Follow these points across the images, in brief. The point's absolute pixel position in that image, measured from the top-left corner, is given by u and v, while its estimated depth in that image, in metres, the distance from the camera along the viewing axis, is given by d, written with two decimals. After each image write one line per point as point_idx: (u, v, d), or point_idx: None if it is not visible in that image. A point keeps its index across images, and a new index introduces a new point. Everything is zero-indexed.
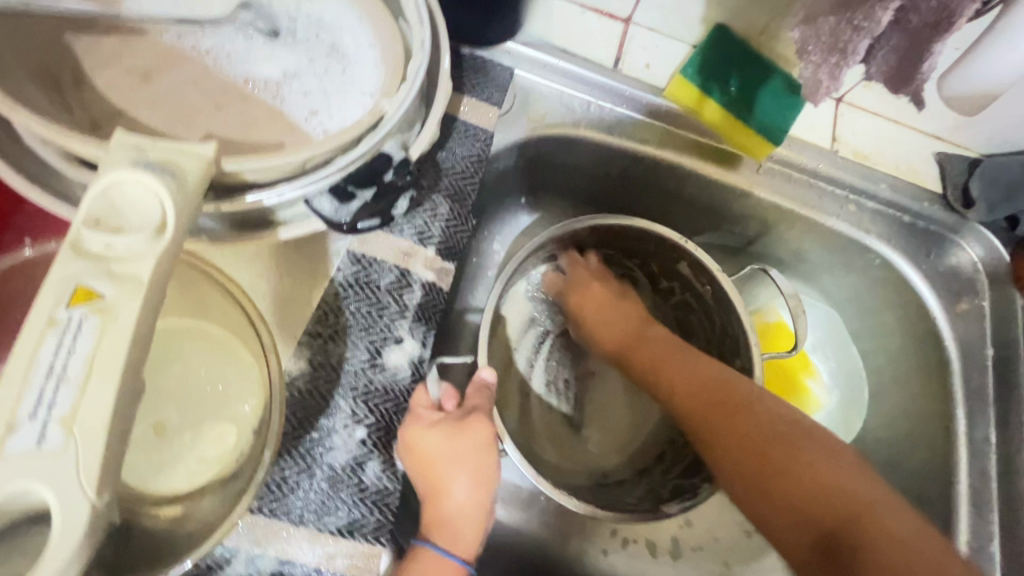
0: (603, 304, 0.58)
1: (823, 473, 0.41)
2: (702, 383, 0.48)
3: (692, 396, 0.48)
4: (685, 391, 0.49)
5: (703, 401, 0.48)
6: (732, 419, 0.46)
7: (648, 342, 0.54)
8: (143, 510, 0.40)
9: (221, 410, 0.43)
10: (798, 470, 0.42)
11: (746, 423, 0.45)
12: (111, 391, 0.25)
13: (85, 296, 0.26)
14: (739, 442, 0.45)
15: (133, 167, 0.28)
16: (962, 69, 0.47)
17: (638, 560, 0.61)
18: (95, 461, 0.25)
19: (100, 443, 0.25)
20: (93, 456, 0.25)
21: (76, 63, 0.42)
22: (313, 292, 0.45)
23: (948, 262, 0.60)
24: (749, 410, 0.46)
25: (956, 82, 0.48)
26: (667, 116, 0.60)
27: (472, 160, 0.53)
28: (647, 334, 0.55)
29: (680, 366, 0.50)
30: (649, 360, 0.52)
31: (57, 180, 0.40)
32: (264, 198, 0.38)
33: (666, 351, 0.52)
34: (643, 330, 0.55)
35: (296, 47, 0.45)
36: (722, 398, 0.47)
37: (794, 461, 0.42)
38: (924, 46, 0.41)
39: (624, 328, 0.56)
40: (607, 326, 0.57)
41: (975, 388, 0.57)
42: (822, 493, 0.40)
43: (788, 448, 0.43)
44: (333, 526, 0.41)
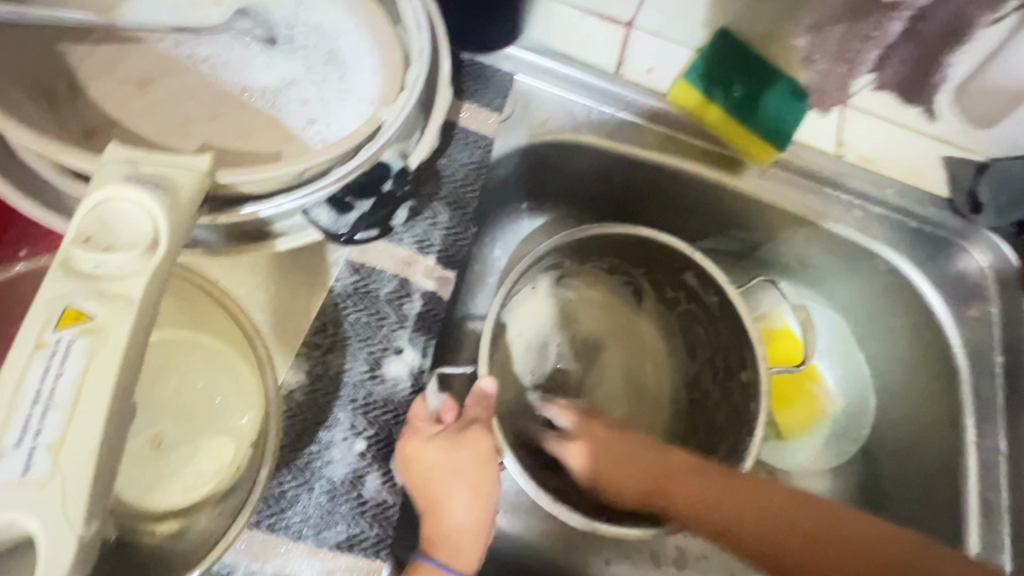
0: (615, 450, 0.50)
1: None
2: (780, 522, 0.43)
3: (781, 549, 0.42)
4: (752, 535, 0.43)
5: (790, 542, 0.42)
6: (849, 563, 0.40)
7: (690, 486, 0.46)
8: (141, 527, 0.39)
9: (219, 424, 0.42)
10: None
11: (854, 554, 0.41)
12: (100, 414, 0.25)
13: (73, 317, 0.26)
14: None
15: (124, 183, 0.28)
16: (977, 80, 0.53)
17: (642, 570, 0.61)
18: (80, 486, 0.24)
19: (88, 467, 0.24)
20: (79, 481, 0.24)
21: (71, 74, 0.41)
22: (312, 303, 0.45)
23: (955, 268, 0.59)
24: (848, 539, 0.41)
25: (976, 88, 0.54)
26: (670, 120, 0.59)
27: (472, 167, 0.52)
28: (681, 472, 0.47)
29: (748, 508, 0.44)
30: (705, 510, 0.45)
31: (50, 193, 0.39)
32: (259, 211, 0.38)
33: (721, 498, 0.45)
34: (669, 460, 0.48)
35: (294, 55, 0.44)
36: (810, 535, 0.42)
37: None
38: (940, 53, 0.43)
39: (647, 469, 0.49)
40: (627, 471, 0.49)
41: (983, 395, 0.56)
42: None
43: (908, 562, 0.40)
44: (332, 541, 0.41)
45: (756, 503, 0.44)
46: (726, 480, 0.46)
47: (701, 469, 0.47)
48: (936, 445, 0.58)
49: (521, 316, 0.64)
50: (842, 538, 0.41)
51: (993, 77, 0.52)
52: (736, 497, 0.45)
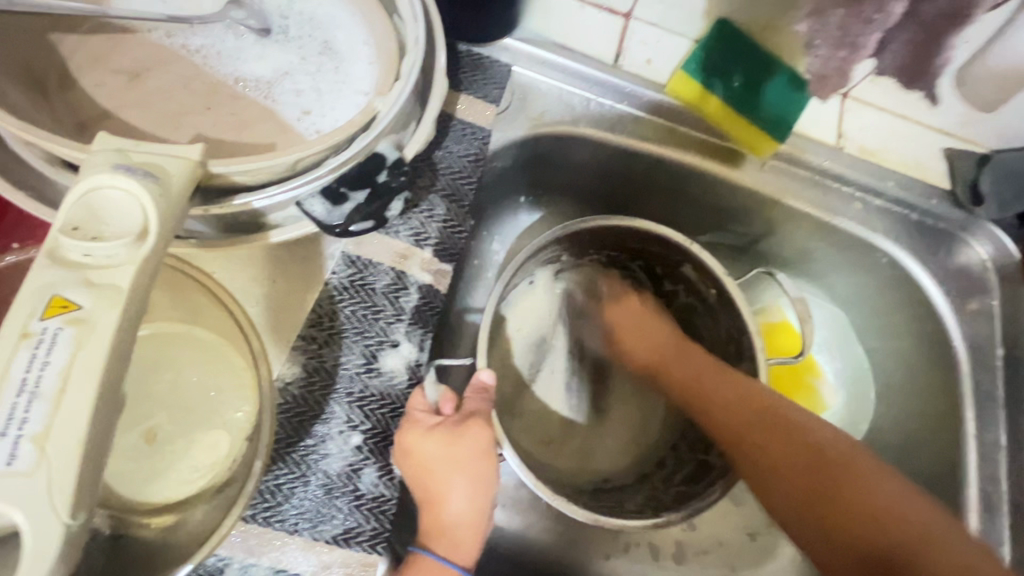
0: (636, 311, 0.61)
1: (869, 495, 0.43)
2: (753, 407, 0.50)
3: (734, 421, 0.50)
4: (721, 402, 0.51)
5: (749, 417, 0.49)
6: (782, 442, 0.47)
7: (682, 363, 0.55)
8: (135, 520, 0.39)
9: (213, 418, 0.42)
10: (857, 500, 0.43)
11: (787, 438, 0.47)
12: (86, 406, 0.25)
13: (60, 306, 0.25)
14: (795, 474, 0.46)
15: (113, 170, 0.27)
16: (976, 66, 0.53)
17: (641, 564, 0.60)
18: (68, 479, 0.24)
19: (75, 461, 0.24)
20: (65, 475, 0.24)
21: (63, 64, 0.41)
22: (308, 296, 0.45)
23: (956, 261, 0.59)
24: (793, 431, 0.47)
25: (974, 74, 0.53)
26: (670, 112, 0.58)
27: (470, 159, 0.52)
28: (681, 353, 0.56)
29: (720, 392, 0.51)
30: (687, 383, 0.54)
31: (43, 184, 0.39)
32: (253, 201, 0.38)
33: (701, 385, 0.53)
34: (675, 351, 0.57)
35: (289, 45, 0.44)
36: (767, 409, 0.49)
37: (852, 485, 0.43)
38: (934, 39, 0.46)
39: (659, 338, 0.58)
40: (640, 340, 0.59)
41: (984, 388, 0.56)
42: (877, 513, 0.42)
43: (837, 460, 0.45)
44: (328, 534, 0.40)
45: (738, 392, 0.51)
46: (712, 368, 0.54)
47: (694, 356, 0.55)
48: (936, 438, 0.58)
49: (519, 310, 0.63)
50: (786, 427, 0.47)
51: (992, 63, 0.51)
52: (721, 386, 0.52)
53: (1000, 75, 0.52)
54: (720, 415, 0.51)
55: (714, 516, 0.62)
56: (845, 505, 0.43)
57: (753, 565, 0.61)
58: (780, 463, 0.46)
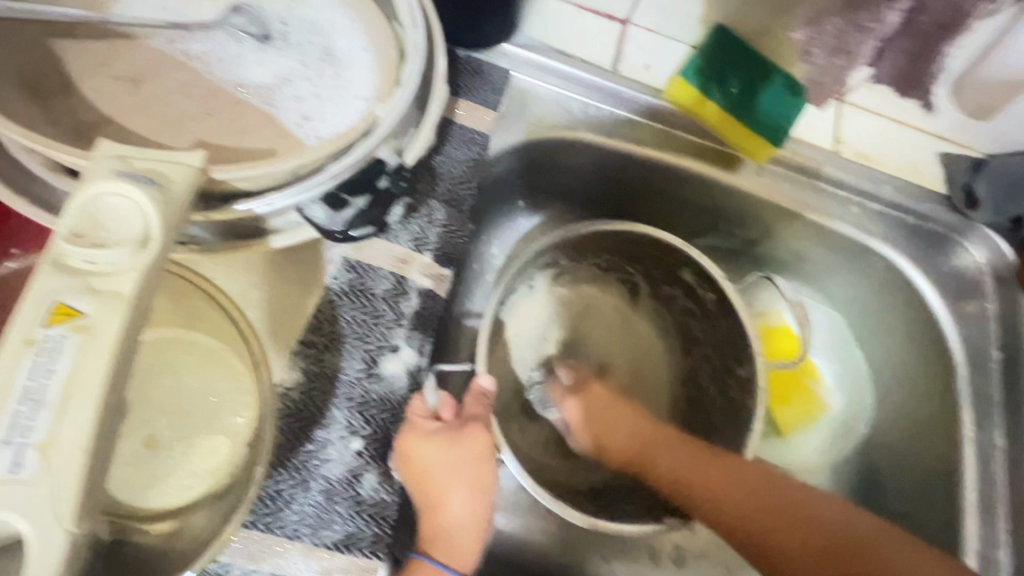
0: (606, 403, 0.54)
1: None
2: (751, 496, 0.47)
3: (742, 519, 0.46)
4: (724, 501, 0.47)
5: (750, 507, 0.47)
6: (812, 537, 0.44)
7: (675, 457, 0.50)
8: (133, 527, 0.39)
9: (214, 424, 0.42)
10: None
11: (816, 530, 0.44)
12: (89, 413, 0.24)
13: (64, 313, 0.25)
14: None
15: (116, 176, 0.27)
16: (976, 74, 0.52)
17: (640, 568, 0.61)
18: (72, 487, 0.24)
19: (78, 468, 0.24)
20: (69, 483, 0.24)
21: (62, 70, 0.41)
22: (308, 301, 0.45)
23: (951, 265, 0.59)
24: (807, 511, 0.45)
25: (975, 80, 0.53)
26: (668, 118, 0.59)
27: (469, 164, 0.52)
28: (665, 444, 0.51)
29: (721, 487, 0.47)
30: (682, 480, 0.48)
31: (42, 190, 0.39)
32: (254, 207, 0.38)
33: (699, 480, 0.48)
34: (654, 441, 0.51)
35: (290, 51, 0.44)
36: (785, 509, 0.46)
37: None
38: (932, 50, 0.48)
39: (638, 428, 0.53)
40: (616, 430, 0.53)
41: (981, 390, 0.56)
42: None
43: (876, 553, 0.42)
44: (329, 540, 0.40)
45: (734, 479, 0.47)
46: (701, 456, 0.49)
47: (679, 444, 0.51)
48: (933, 441, 0.58)
49: (519, 315, 0.64)
50: (804, 513, 0.45)
51: (994, 68, 0.51)
52: (712, 478, 0.48)
53: (1000, 79, 0.52)
54: (722, 506, 0.47)
55: None
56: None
57: (753, 568, 0.61)
58: (819, 564, 0.43)
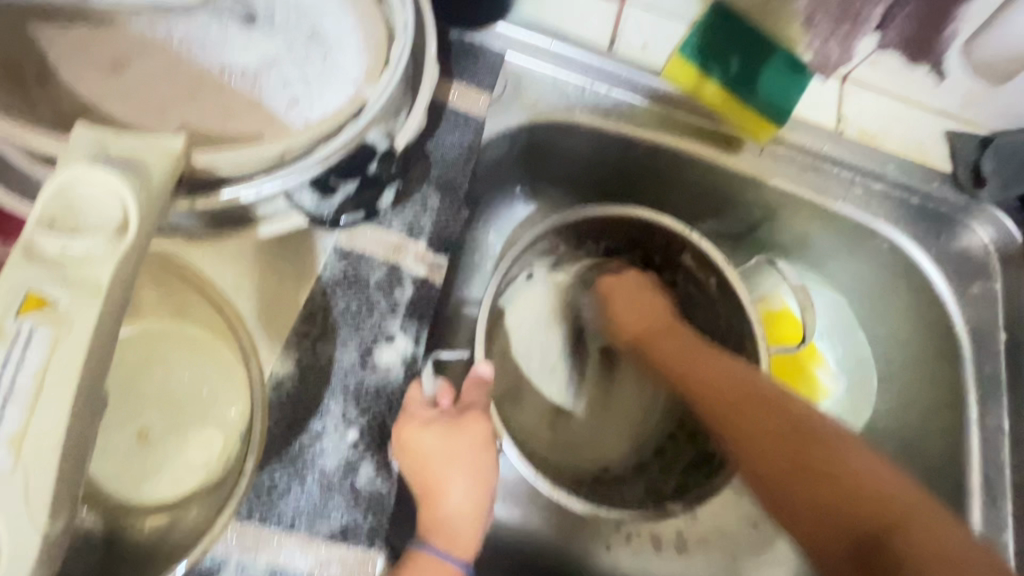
0: (635, 301, 0.58)
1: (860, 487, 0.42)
2: (733, 385, 0.50)
3: (717, 398, 0.50)
4: (702, 381, 0.51)
5: (726, 389, 0.50)
6: (765, 426, 0.47)
7: (679, 348, 0.54)
8: (130, 520, 0.39)
9: (207, 416, 0.41)
10: (835, 484, 0.43)
11: (793, 434, 0.46)
12: (63, 408, 0.24)
13: (35, 304, 0.25)
14: (767, 449, 0.46)
15: (88, 161, 0.26)
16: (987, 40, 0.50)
17: (642, 554, 0.60)
18: (44, 484, 0.23)
19: (52, 462, 0.24)
20: (42, 479, 0.23)
21: (41, 56, 0.40)
22: (300, 291, 0.44)
23: (958, 245, 0.58)
24: (773, 399, 0.48)
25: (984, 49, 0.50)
26: (668, 99, 0.57)
27: (464, 150, 0.51)
28: (667, 336, 0.56)
29: (716, 377, 0.51)
30: (681, 378, 0.53)
31: (23, 180, 0.38)
32: (240, 194, 0.36)
33: (696, 368, 0.52)
34: (662, 331, 0.56)
35: (274, 33, 0.42)
36: (761, 395, 0.49)
37: (829, 473, 0.43)
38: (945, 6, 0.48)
39: (653, 320, 0.57)
40: (631, 315, 0.58)
41: (987, 372, 0.56)
42: (833, 490, 0.42)
43: (826, 452, 0.44)
44: (326, 531, 0.40)
45: (714, 367, 0.52)
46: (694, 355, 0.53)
47: (685, 341, 0.55)
48: (938, 423, 0.58)
49: (519, 302, 0.63)
50: (785, 418, 0.47)
51: (998, 43, 0.49)
52: (702, 362, 0.52)
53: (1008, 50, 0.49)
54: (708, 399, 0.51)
55: (714, 505, 0.62)
56: (815, 487, 0.43)
57: (755, 553, 0.61)
58: (772, 448, 0.46)
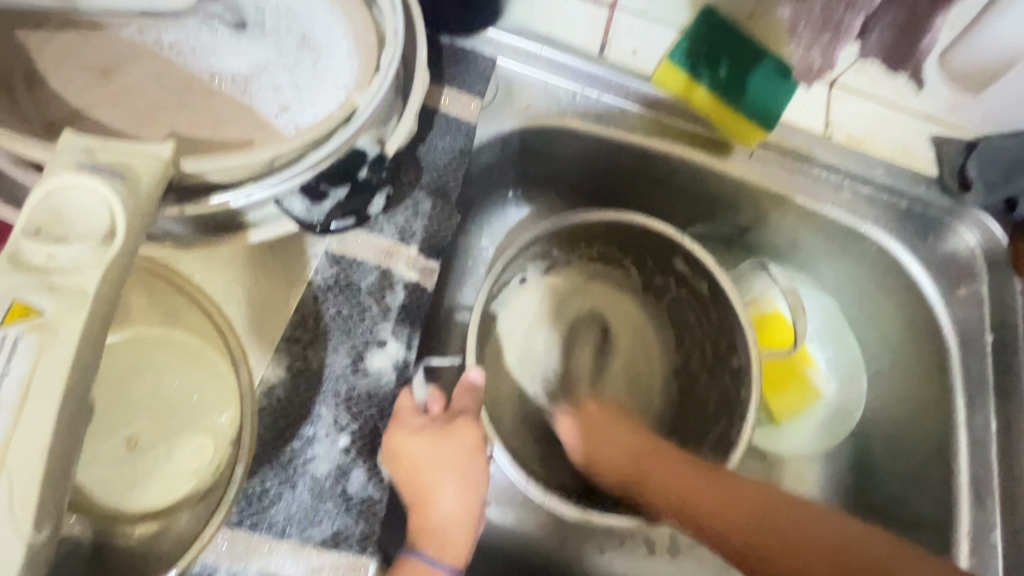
0: (617, 444, 0.52)
1: None
2: (765, 519, 0.43)
3: (752, 539, 0.42)
4: (730, 518, 0.44)
5: (755, 526, 0.43)
6: (832, 572, 0.39)
7: (668, 472, 0.48)
8: (118, 529, 0.39)
9: (197, 422, 0.41)
10: None
11: (861, 566, 0.38)
12: (48, 415, 0.24)
13: (21, 312, 0.25)
14: None
15: (75, 169, 0.26)
16: (965, 45, 0.51)
17: (635, 557, 0.60)
18: (29, 492, 0.23)
19: (37, 470, 0.24)
20: (28, 486, 0.23)
21: (29, 62, 0.39)
22: (292, 296, 0.44)
23: (945, 248, 0.59)
24: (824, 531, 0.41)
25: (963, 54, 0.52)
26: (658, 104, 0.58)
27: (455, 154, 0.51)
28: (659, 456, 0.50)
29: (715, 499, 0.45)
30: (678, 496, 0.47)
31: (10, 187, 0.37)
32: (231, 199, 0.37)
33: (689, 488, 0.46)
34: (649, 453, 0.50)
35: (265, 39, 0.42)
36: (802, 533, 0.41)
37: None
38: (924, 17, 0.43)
39: (635, 446, 0.51)
40: (612, 450, 0.52)
41: (974, 373, 0.56)
42: None
43: None
44: (317, 538, 0.40)
45: (726, 488, 0.45)
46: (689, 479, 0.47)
47: (670, 463, 0.49)
48: (927, 424, 0.58)
49: (512, 305, 0.63)
50: (847, 555, 0.39)
51: (977, 49, 0.51)
52: (706, 478, 0.47)
53: (988, 56, 0.51)
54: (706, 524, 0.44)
55: None
56: None
57: None
58: None
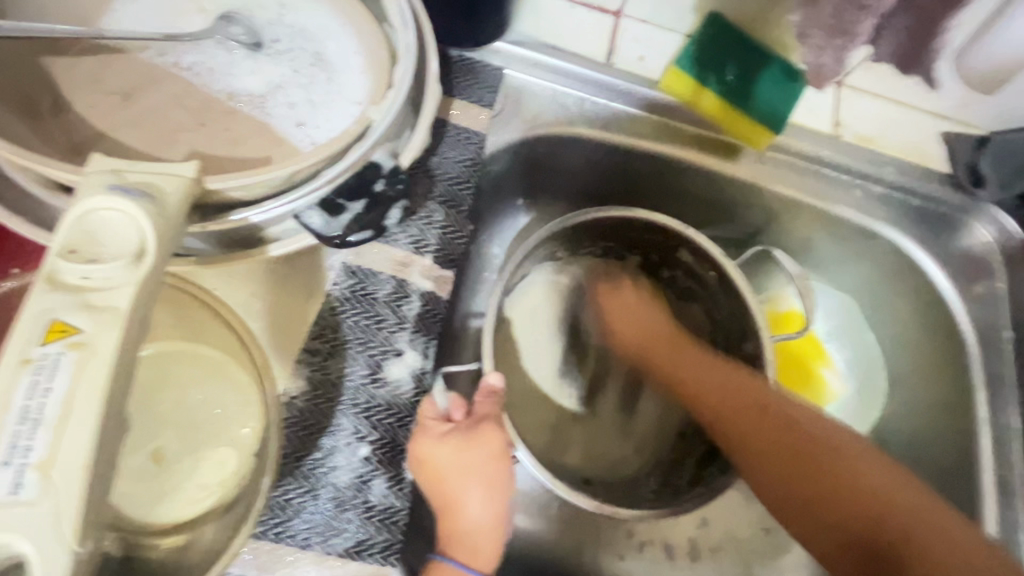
0: (636, 316, 0.57)
1: (859, 482, 0.44)
2: (747, 409, 0.48)
3: (721, 412, 0.49)
4: (707, 397, 0.50)
5: (727, 403, 0.49)
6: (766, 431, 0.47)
7: (722, 384, 0.50)
8: (144, 542, 0.39)
9: (220, 436, 0.42)
10: (846, 491, 0.44)
11: (777, 433, 0.47)
12: (89, 433, 0.25)
13: (60, 331, 0.25)
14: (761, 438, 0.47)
15: (107, 191, 0.27)
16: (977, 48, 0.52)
17: (654, 563, 0.60)
18: (75, 503, 0.24)
19: (78, 488, 0.24)
20: (71, 504, 0.24)
21: (54, 88, 0.41)
22: (310, 309, 0.44)
23: (960, 245, 0.58)
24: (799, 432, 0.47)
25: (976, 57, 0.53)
26: (667, 109, 0.58)
27: (466, 165, 0.51)
28: (666, 343, 0.55)
29: (720, 388, 0.50)
30: (674, 377, 0.53)
31: (43, 211, 0.39)
32: (250, 216, 0.38)
33: (754, 405, 0.48)
34: (660, 334, 0.55)
35: (280, 58, 0.43)
36: (760, 408, 0.48)
37: (824, 461, 0.45)
38: None
39: (651, 330, 0.56)
40: (632, 328, 0.57)
41: (993, 370, 0.56)
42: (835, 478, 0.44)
43: (833, 459, 0.45)
44: (340, 548, 0.40)
45: (725, 384, 0.50)
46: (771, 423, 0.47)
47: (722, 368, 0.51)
48: (947, 422, 0.58)
49: (524, 306, 0.62)
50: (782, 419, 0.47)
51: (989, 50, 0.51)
52: (712, 377, 0.51)
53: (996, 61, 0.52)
54: (746, 449, 0.48)
55: (725, 511, 0.62)
56: (784, 448, 0.46)
57: (768, 560, 0.60)
58: (777, 452, 0.46)
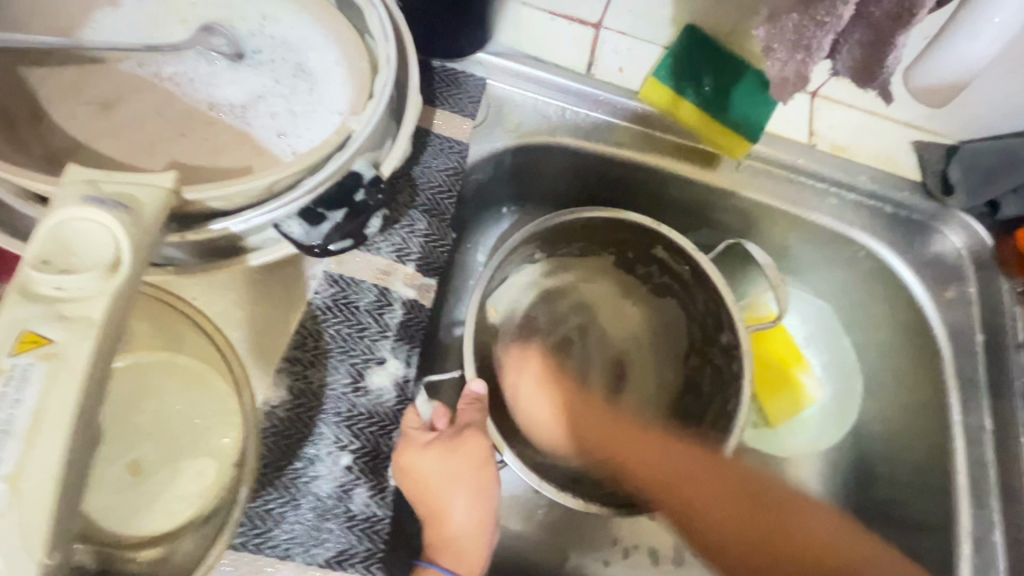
0: (562, 401, 0.57)
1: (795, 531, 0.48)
2: (683, 477, 0.50)
3: (657, 484, 0.50)
4: (640, 468, 0.51)
5: (660, 475, 0.50)
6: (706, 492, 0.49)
7: (655, 454, 0.51)
8: (121, 555, 0.39)
9: (199, 445, 0.41)
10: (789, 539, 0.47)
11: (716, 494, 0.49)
12: (60, 444, 0.25)
13: (32, 342, 0.25)
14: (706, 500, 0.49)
15: (82, 201, 0.27)
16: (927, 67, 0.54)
17: (639, 568, 0.60)
18: (46, 514, 0.24)
19: (48, 499, 0.24)
20: (41, 515, 0.24)
21: (31, 98, 0.41)
22: (292, 317, 0.45)
23: (932, 251, 0.60)
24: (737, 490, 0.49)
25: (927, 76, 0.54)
26: (645, 118, 0.59)
27: (448, 173, 0.52)
28: (593, 413, 0.55)
29: (654, 458, 0.51)
30: (608, 453, 0.53)
31: (21, 222, 0.39)
32: (230, 225, 0.38)
33: (690, 470, 0.50)
34: (585, 410, 0.55)
35: (261, 68, 0.44)
36: (696, 472, 0.50)
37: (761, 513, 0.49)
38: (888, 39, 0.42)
39: (567, 402, 0.56)
40: (547, 410, 0.57)
41: (966, 373, 0.57)
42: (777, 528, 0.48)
43: (768, 507, 0.49)
44: (322, 558, 0.40)
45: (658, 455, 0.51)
46: (736, 492, 0.49)
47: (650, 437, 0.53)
48: (922, 424, 0.59)
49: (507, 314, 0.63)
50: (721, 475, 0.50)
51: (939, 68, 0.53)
52: (640, 447, 0.52)
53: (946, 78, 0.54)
54: (693, 516, 0.49)
55: None
56: (724, 508, 0.49)
57: None
58: (720, 513, 0.49)
